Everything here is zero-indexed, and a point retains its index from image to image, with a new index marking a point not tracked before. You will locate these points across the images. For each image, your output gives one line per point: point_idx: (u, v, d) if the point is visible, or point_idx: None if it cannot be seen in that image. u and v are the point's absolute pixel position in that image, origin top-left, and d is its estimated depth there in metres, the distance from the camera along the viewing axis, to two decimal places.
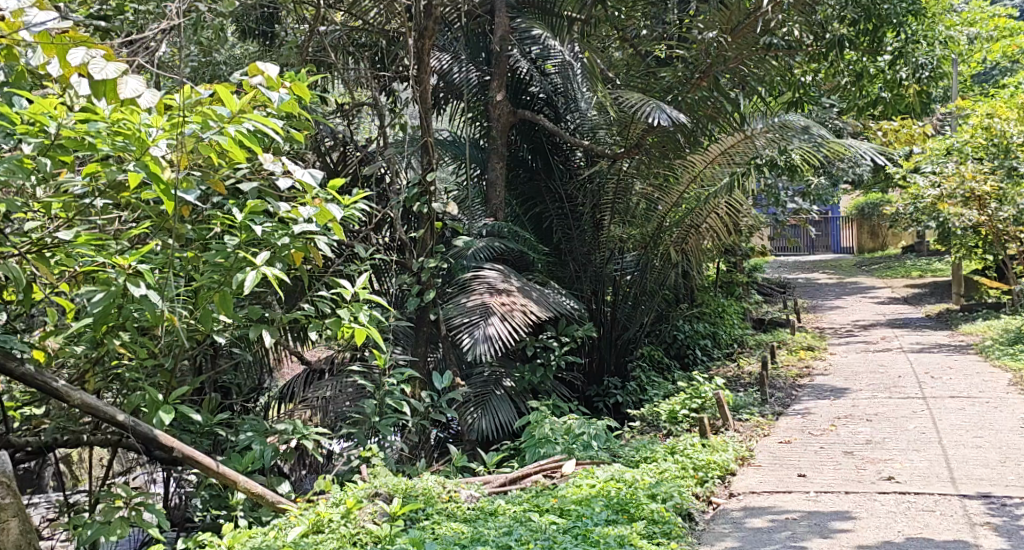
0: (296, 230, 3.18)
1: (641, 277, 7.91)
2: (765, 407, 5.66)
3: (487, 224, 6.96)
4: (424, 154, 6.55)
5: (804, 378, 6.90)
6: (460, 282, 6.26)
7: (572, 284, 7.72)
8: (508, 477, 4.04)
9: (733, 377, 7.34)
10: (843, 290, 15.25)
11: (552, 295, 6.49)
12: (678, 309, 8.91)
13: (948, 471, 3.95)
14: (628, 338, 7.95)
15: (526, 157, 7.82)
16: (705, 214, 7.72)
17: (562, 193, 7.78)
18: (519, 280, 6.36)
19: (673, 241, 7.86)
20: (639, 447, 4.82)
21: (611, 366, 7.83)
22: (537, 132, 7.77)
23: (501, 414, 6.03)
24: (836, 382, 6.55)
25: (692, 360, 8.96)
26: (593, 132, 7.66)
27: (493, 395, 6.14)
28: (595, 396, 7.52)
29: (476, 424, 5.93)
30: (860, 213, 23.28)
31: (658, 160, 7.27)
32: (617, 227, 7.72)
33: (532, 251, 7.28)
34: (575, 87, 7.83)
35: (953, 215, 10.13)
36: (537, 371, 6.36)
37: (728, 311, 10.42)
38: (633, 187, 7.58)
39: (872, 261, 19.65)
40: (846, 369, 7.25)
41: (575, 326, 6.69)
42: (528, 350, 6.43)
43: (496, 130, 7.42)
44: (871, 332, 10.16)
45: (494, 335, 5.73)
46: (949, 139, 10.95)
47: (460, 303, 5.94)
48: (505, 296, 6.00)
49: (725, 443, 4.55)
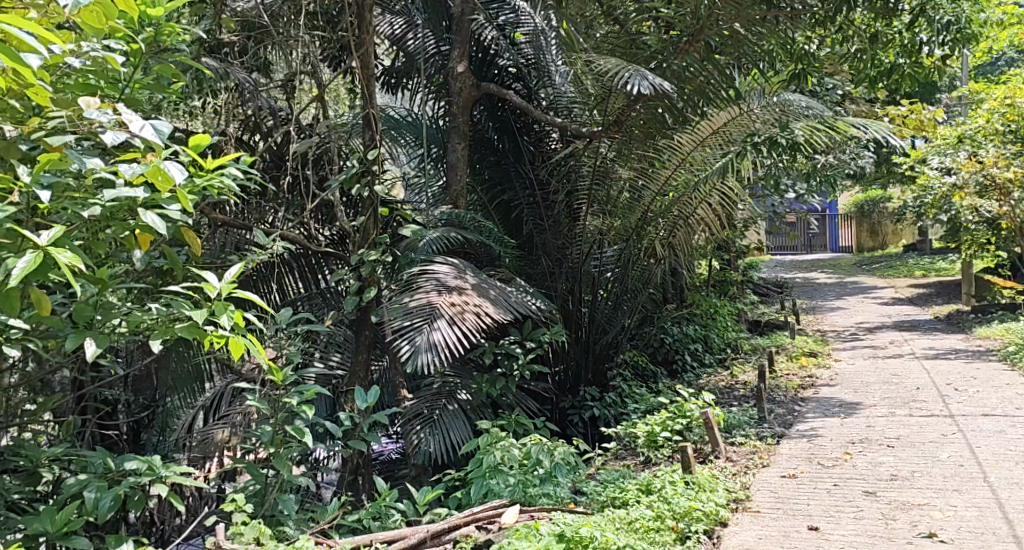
0: (104, 196, 2.35)
1: (623, 274, 6.99)
2: (762, 428, 4.77)
3: (444, 211, 6.10)
4: (366, 128, 5.62)
5: (807, 390, 6.03)
6: (405, 278, 5.34)
7: (543, 282, 6.82)
8: (430, 531, 3.18)
9: (726, 388, 6.45)
10: (844, 290, 14.37)
11: (515, 295, 5.54)
12: (665, 310, 8.03)
13: (1007, 526, 3.10)
14: (608, 343, 6.99)
15: (490, 138, 7.01)
16: (694, 203, 6.79)
17: (532, 177, 6.89)
18: (475, 275, 5.42)
19: (660, 233, 6.92)
20: (611, 480, 3.94)
21: (589, 374, 6.87)
22: (504, 111, 6.97)
23: (453, 434, 5.17)
24: (845, 396, 5.66)
25: (680, 367, 8.08)
26: (569, 108, 6.77)
27: (443, 410, 5.27)
28: (570, 409, 6.59)
29: (422, 445, 5.08)
30: (860, 210, 22.42)
31: (639, 143, 6.41)
32: (594, 219, 6.81)
33: (499, 242, 6.43)
34: (548, 59, 6.83)
35: (969, 207, 9.34)
36: (497, 382, 5.44)
37: (721, 312, 9.54)
38: (614, 171, 6.64)
39: (873, 261, 18.77)
40: (855, 379, 6.36)
41: (543, 329, 5.76)
42: (487, 357, 5.52)
43: (457, 106, 6.56)
44: (879, 335, 9.27)
45: (440, 343, 4.83)
46: (961, 124, 10.07)
47: (401, 303, 5.02)
48: (456, 296, 5.09)
49: (716, 481, 3.69)
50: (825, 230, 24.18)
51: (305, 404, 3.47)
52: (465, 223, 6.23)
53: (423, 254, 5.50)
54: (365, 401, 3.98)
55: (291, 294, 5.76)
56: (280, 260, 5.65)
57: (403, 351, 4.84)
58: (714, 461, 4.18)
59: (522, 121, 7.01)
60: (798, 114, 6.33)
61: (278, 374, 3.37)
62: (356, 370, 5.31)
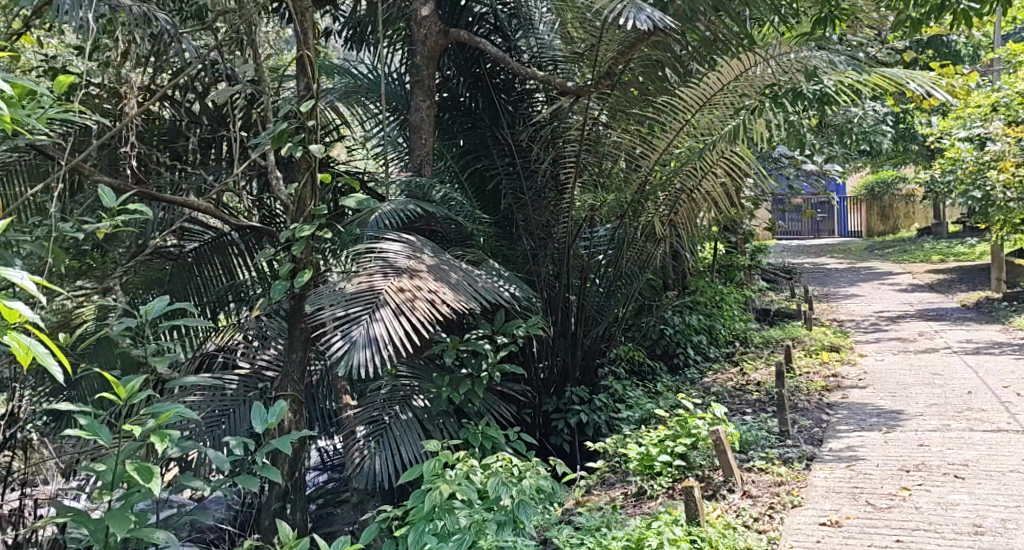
0: None
1: (617, 258, 6.06)
2: (786, 449, 3.87)
3: (404, 180, 5.24)
4: (300, 75, 4.60)
5: (834, 393, 5.09)
6: (348, 256, 4.35)
7: (523, 266, 5.81)
8: None
9: (738, 391, 5.57)
10: (857, 276, 13.37)
11: (483, 279, 4.49)
12: (664, 298, 7.06)
13: None
14: (599, 336, 6.03)
15: (460, 98, 6.00)
16: (697, 175, 5.76)
17: (511, 143, 5.86)
18: (434, 256, 4.41)
19: (661, 208, 5.94)
20: (592, 529, 3.10)
21: (577, 372, 5.90)
22: (478, 64, 5.92)
23: (405, 450, 4.28)
24: (881, 402, 4.76)
25: (683, 363, 7.11)
26: (553, 65, 5.85)
27: (394, 420, 4.38)
28: (553, 414, 5.62)
29: (367, 465, 4.18)
30: (870, 192, 21.44)
31: (636, 102, 5.52)
32: (583, 192, 5.85)
33: (470, 219, 5.50)
34: (531, 5, 5.95)
35: (1010, 180, 8.62)
36: (461, 385, 4.49)
37: (728, 299, 8.59)
38: (606, 135, 5.69)
39: (885, 245, 17.79)
40: (890, 378, 5.46)
41: (518, 321, 4.81)
42: (448, 356, 4.58)
43: (421, 56, 5.63)
44: (904, 325, 8.34)
45: (380, 337, 3.80)
46: (997, 90, 9.12)
47: (335, 289, 4.00)
48: (408, 280, 4.07)
49: (734, 536, 3.01)
50: (834, 214, 23.12)
51: (163, 430, 2.53)
52: (431, 196, 5.31)
53: (371, 230, 4.56)
54: (267, 420, 3.05)
55: (240, 277, 5.35)
56: (227, 240, 5.30)
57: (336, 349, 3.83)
58: (728, 495, 3.40)
59: (499, 77, 5.97)
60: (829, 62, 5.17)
61: (121, 389, 2.45)
62: (290, 371, 4.39)
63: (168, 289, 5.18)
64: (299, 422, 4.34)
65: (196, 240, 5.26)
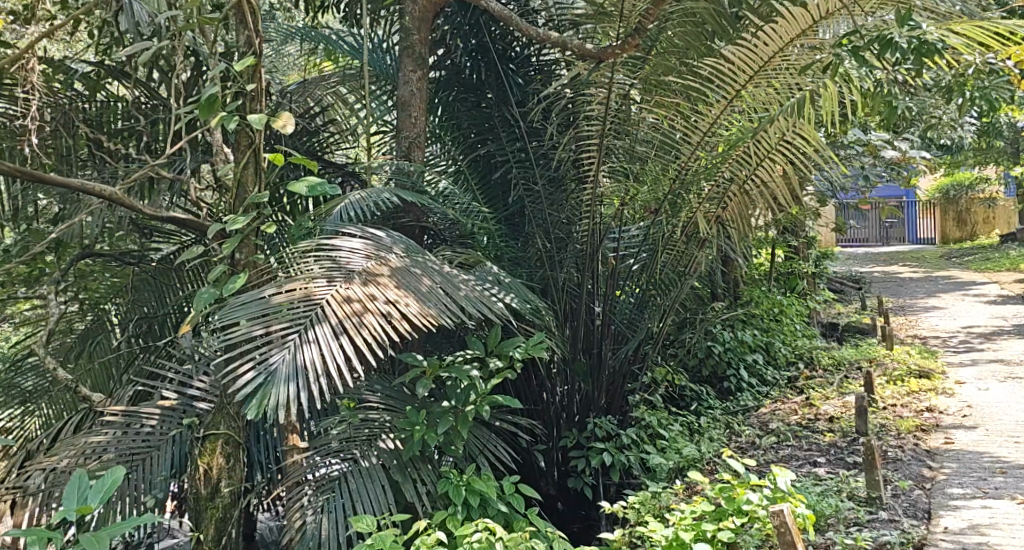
0: None
1: (652, 261, 4.90)
2: (878, 536, 2.89)
3: (389, 169, 4.33)
4: (240, 25, 3.65)
5: (933, 435, 4.11)
6: (292, 254, 3.37)
7: (537, 270, 4.78)
8: None
9: (809, 431, 4.55)
10: (934, 286, 11.98)
11: (469, 285, 3.42)
12: (711, 311, 5.95)
13: None
14: (631, 355, 4.93)
15: (463, 70, 5.01)
16: (751, 163, 4.52)
17: (522, 121, 4.84)
18: (406, 256, 3.37)
19: (706, 202, 4.73)
20: None
21: (603, 400, 4.80)
22: (484, 28, 4.92)
23: (362, 509, 3.28)
24: (1000, 450, 3.80)
25: (734, 388, 6.00)
26: (575, 24, 4.80)
27: (352, 468, 3.39)
28: (572, 451, 4.55)
29: (310, 526, 3.22)
30: (945, 195, 19.87)
31: (676, 67, 4.46)
32: (607, 179, 4.78)
33: (468, 214, 4.52)
34: None
35: None
36: (439, 424, 3.44)
37: (790, 312, 7.48)
38: (638, 115, 4.62)
39: (964, 252, 16.26)
40: (1003, 415, 4.37)
41: (520, 338, 3.75)
42: (423, 384, 3.54)
43: (410, 18, 4.70)
44: (1002, 342, 7.15)
45: (309, 366, 2.80)
46: None
47: (261, 298, 3.04)
48: (359, 287, 3.07)
49: None
50: (903, 219, 21.47)
51: None
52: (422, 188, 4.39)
53: (329, 223, 3.59)
54: (87, 501, 2.23)
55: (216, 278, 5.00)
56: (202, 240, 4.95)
57: (253, 378, 2.87)
58: None
59: (510, 44, 4.95)
60: (930, 6, 3.99)
61: None
62: (221, 402, 3.47)
63: (138, 295, 4.91)
64: (234, 471, 3.41)
65: (168, 243, 5.00)
